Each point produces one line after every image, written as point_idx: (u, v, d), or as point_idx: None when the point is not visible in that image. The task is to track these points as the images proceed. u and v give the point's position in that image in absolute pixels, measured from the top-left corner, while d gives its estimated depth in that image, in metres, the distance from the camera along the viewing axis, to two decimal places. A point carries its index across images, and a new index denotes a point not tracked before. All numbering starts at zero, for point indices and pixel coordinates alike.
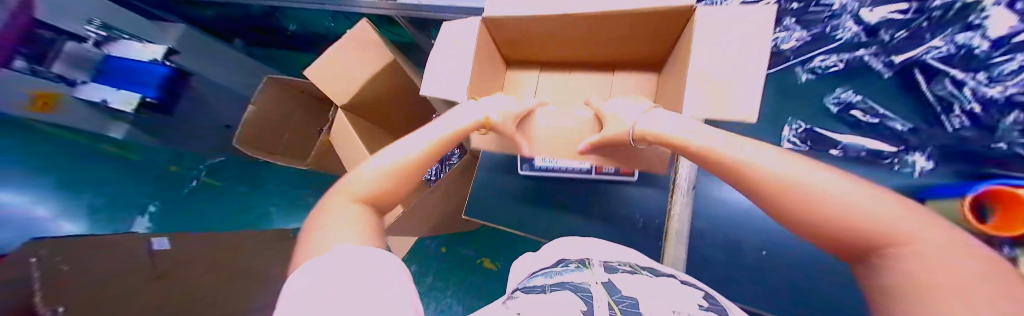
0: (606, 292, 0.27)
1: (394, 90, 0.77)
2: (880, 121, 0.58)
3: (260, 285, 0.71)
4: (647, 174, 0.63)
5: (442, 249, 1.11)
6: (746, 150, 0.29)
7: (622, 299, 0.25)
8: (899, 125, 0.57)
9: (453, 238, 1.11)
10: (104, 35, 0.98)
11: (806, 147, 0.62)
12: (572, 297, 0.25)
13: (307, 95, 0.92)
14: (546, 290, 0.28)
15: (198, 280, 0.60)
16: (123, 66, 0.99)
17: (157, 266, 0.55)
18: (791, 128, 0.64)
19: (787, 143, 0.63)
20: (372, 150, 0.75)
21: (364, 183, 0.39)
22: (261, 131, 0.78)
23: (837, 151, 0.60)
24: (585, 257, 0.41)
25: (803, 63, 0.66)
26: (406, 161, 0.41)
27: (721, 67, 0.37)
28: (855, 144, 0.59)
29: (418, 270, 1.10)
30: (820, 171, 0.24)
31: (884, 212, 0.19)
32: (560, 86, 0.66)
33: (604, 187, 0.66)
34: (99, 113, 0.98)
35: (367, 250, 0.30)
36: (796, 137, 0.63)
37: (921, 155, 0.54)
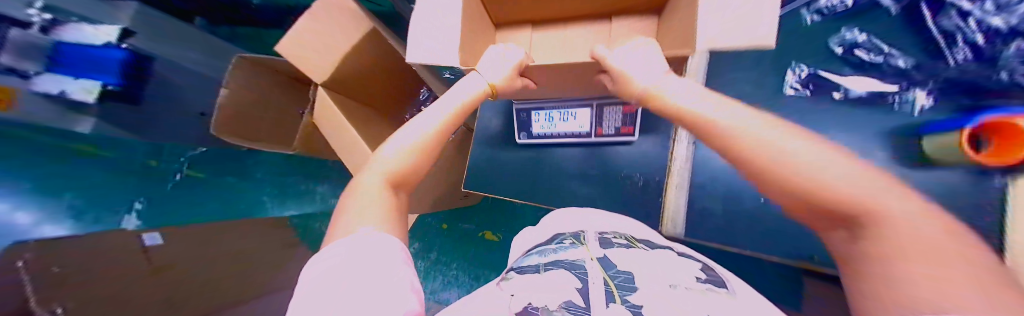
0: (599, 265, 0.25)
1: (382, 60, 0.70)
2: (883, 59, 0.52)
3: (256, 286, 0.73)
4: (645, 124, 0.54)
5: (443, 226, 1.05)
6: (731, 112, 0.26)
7: (618, 274, 0.23)
8: (900, 61, 0.51)
9: (453, 214, 1.05)
10: (52, 18, 0.60)
11: (809, 92, 0.55)
12: (567, 277, 0.23)
13: (282, 74, 0.87)
14: (539, 270, 0.25)
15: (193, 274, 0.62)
16: (83, 57, 0.62)
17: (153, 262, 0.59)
18: (795, 72, 0.56)
19: (788, 89, 0.56)
20: (365, 132, 0.65)
21: (385, 162, 0.34)
22: (241, 114, 0.76)
23: (839, 94, 0.53)
24: (580, 230, 0.38)
25: (809, 4, 0.60)
26: (415, 148, 0.35)
27: (731, 33, 0.33)
28: (858, 87, 0.52)
29: (420, 246, 1.05)
30: (792, 138, 0.22)
31: (871, 186, 0.17)
32: (558, 43, 0.59)
33: (603, 153, 0.56)
34: (57, 107, 0.62)
35: (386, 237, 0.27)
36: (799, 82, 0.56)
37: (922, 91, 0.48)
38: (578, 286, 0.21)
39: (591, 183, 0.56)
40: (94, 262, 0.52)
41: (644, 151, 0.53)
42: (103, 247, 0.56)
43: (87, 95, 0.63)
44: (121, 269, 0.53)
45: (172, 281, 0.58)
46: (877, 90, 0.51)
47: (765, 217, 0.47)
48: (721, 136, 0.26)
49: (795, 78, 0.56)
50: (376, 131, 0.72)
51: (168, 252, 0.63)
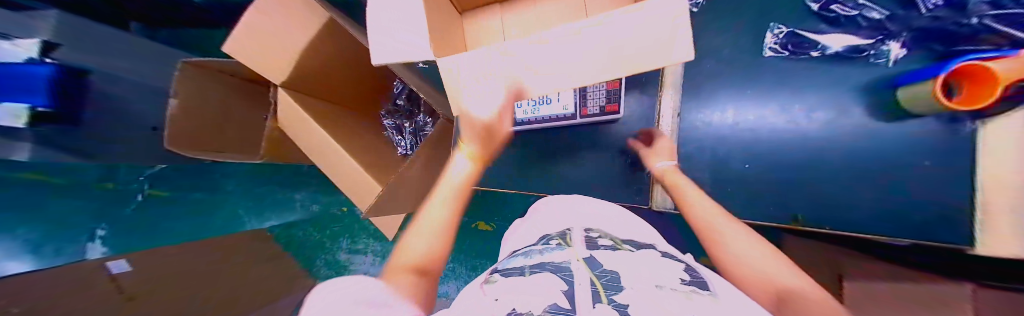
0: (587, 266, 0.23)
1: (339, 52, 0.61)
2: (858, 12, 0.36)
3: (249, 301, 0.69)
4: (633, 96, 0.47)
5: None
6: (705, 206, 0.32)
7: (604, 274, 0.21)
8: (876, 14, 0.36)
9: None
10: None
11: (790, 54, 0.40)
12: (553, 280, 0.20)
13: (235, 77, 0.78)
14: (525, 272, 0.23)
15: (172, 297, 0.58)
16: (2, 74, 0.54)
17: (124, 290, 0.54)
18: (774, 33, 0.40)
19: (766, 51, 0.41)
20: (337, 132, 0.59)
21: (418, 245, 0.29)
22: (197, 127, 0.67)
23: (817, 52, 0.38)
24: (565, 228, 0.36)
25: None
26: (442, 221, 0.31)
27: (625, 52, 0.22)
28: (844, 40, 0.37)
29: None
30: (747, 235, 0.27)
31: (773, 268, 0.23)
32: (522, 20, 0.49)
33: (591, 133, 0.50)
34: None
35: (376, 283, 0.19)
36: (779, 43, 0.40)
37: (896, 43, 0.35)
38: (564, 288, 0.19)
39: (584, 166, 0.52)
40: (61, 297, 0.47)
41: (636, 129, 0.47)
42: (58, 286, 0.49)
43: (15, 120, 0.55)
44: (100, 300, 0.49)
45: (162, 306, 0.55)
46: (853, 43, 0.37)
47: None
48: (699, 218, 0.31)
49: (771, 39, 0.40)
50: (351, 132, 0.66)
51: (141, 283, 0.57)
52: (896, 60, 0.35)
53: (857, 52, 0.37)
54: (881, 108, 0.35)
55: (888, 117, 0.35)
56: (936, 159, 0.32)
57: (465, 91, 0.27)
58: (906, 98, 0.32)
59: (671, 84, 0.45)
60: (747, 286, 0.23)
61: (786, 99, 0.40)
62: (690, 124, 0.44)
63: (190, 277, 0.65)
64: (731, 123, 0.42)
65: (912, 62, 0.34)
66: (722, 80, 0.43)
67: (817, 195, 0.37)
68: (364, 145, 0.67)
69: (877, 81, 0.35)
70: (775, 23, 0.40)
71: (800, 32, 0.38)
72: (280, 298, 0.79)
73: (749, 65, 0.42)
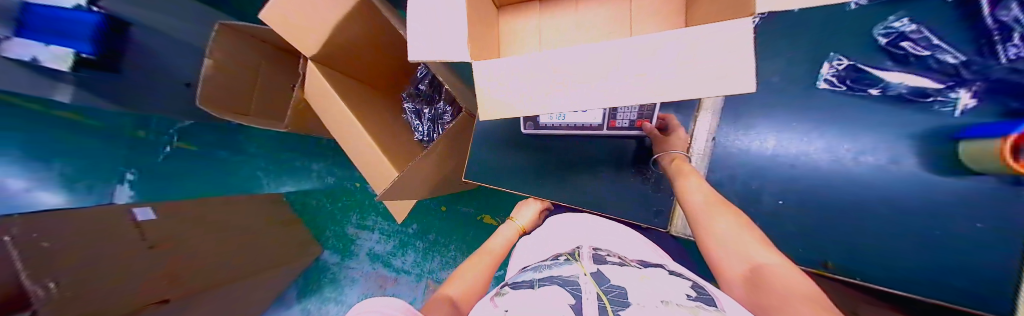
0: (593, 281, 0.23)
1: (368, 33, 0.61)
2: (931, 52, 0.34)
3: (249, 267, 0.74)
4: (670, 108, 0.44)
5: (443, 208, 1.04)
6: (712, 208, 0.33)
7: (611, 290, 0.21)
8: (951, 57, 0.33)
9: (454, 196, 1.04)
10: None
11: (845, 88, 0.37)
12: (561, 293, 0.20)
13: (268, 45, 0.81)
14: (534, 286, 0.23)
15: (185, 249, 0.65)
16: (49, 17, 0.60)
17: (146, 239, 0.60)
18: (833, 65, 0.37)
19: (820, 82, 0.38)
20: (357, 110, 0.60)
21: (482, 260, 0.48)
22: (225, 88, 0.69)
23: (876, 90, 0.36)
24: (576, 244, 0.36)
25: None
26: (495, 250, 0.52)
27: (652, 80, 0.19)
28: (911, 82, 0.34)
29: (420, 228, 1.05)
30: (745, 233, 0.30)
31: (770, 262, 0.26)
32: (561, 23, 0.47)
33: (617, 145, 0.46)
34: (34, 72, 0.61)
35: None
36: (836, 75, 0.37)
37: (967, 91, 0.32)
38: (571, 302, 0.19)
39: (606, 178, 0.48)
40: (99, 237, 0.55)
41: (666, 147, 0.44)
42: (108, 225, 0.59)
43: (60, 63, 0.61)
44: (122, 248, 0.56)
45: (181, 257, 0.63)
46: (920, 85, 0.34)
47: None
48: (697, 214, 0.34)
49: (828, 70, 0.37)
50: (370, 111, 0.67)
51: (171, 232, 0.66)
52: (964, 110, 0.32)
53: (925, 96, 0.34)
54: (937, 162, 0.33)
55: (942, 170, 0.33)
56: (989, 222, 0.31)
57: (488, 86, 0.25)
58: (968, 155, 0.29)
59: (708, 105, 0.42)
60: (747, 276, 0.27)
61: (832, 138, 0.37)
62: (724, 150, 0.41)
63: (213, 233, 0.73)
64: (769, 150, 0.39)
65: (980, 115, 0.32)
66: (770, 108, 0.39)
67: (854, 242, 0.35)
68: (384, 127, 0.68)
69: (937, 131, 0.33)
70: (836, 54, 0.37)
71: (868, 69, 0.36)
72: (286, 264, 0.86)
73: (801, 96, 0.38)
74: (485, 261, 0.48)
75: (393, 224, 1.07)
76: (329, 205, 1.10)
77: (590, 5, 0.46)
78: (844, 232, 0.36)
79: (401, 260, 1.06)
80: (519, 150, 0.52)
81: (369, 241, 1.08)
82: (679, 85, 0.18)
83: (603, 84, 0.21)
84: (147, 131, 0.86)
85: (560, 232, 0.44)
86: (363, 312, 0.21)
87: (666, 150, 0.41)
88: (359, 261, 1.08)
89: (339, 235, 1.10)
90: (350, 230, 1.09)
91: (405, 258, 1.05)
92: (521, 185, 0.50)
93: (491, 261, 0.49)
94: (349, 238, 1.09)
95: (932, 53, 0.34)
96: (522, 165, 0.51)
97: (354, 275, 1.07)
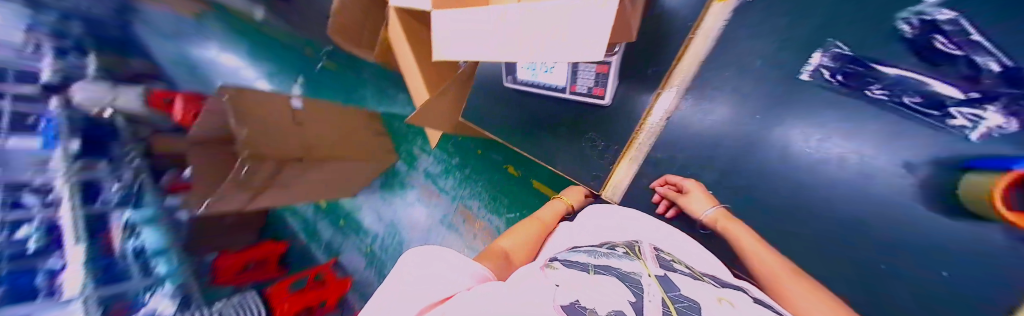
0: (660, 288, 0.21)
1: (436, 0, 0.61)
2: (965, 52, 0.21)
3: (320, 174, 0.86)
4: (652, 67, 0.38)
5: (478, 152, 1.08)
6: None
7: (679, 299, 0.19)
8: (992, 61, 0.19)
9: (491, 143, 1.06)
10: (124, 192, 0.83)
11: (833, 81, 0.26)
12: (619, 288, 0.21)
13: None
14: (586, 270, 0.24)
15: (308, 136, 0.84)
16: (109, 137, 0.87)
17: (290, 119, 0.81)
18: (826, 53, 0.26)
19: (805, 74, 0.27)
20: (416, 55, 0.77)
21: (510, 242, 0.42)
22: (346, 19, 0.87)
23: (877, 93, 0.24)
24: (633, 239, 0.32)
25: None
26: (540, 224, 0.50)
27: (557, 43, 0.28)
28: (916, 80, 0.22)
29: (458, 162, 1.11)
30: None
31: None
32: None
33: (578, 114, 0.44)
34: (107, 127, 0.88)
35: (435, 253, 0.27)
36: (830, 65, 0.26)
37: (997, 110, 0.19)
38: (631, 299, 0.19)
39: (577, 148, 0.45)
40: (269, 105, 0.77)
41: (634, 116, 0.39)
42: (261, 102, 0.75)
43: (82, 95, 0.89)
44: (275, 121, 0.77)
45: (262, 171, 0.69)
46: (940, 92, 0.21)
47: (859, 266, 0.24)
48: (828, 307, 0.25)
49: (819, 59, 0.27)
50: (426, 59, 0.80)
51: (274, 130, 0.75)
52: (982, 135, 0.19)
53: (936, 109, 0.21)
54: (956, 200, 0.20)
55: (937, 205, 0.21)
56: None
57: (453, 37, 0.38)
58: (968, 198, 0.19)
59: (677, 80, 0.36)
60: None
61: (769, 123, 0.29)
62: (685, 121, 0.36)
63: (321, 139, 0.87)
64: (710, 124, 0.34)
65: (1003, 144, 0.18)
66: (747, 98, 0.31)
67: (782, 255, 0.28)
68: (436, 73, 0.83)
69: (939, 157, 0.20)
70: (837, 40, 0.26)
71: (875, 66, 0.24)
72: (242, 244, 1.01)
73: (764, 91, 0.30)
74: (534, 227, 0.48)
75: (194, 284, 0.79)
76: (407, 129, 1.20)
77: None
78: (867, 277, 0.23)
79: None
80: (505, 106, 0.53)
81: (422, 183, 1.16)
82: (575, 47, 0.27)
83: (539, 44, 0.30)
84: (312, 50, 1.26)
85: (588, 226, 0.39)
86: (428, 258, 0.26)
87: (683, 202, 0.35)
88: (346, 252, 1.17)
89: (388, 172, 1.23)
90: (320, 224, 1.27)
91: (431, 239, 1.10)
92: (508, 138, 0.52)
93: (537, 231, 0.47)
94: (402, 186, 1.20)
95: (967, 55, 0.21)
96: (510, 122, 0.52)
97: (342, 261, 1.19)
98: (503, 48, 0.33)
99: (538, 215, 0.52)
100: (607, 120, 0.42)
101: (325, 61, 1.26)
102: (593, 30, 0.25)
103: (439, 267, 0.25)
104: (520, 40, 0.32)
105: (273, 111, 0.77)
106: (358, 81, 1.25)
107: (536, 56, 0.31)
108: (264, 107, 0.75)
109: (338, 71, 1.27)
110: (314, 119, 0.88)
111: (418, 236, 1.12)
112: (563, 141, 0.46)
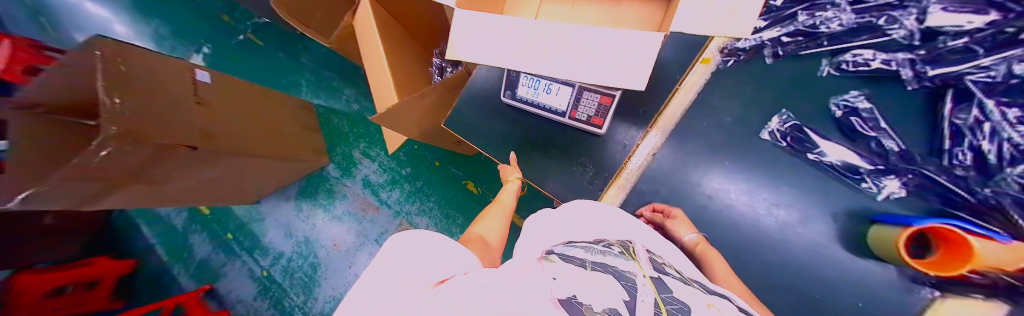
0: (653, 287, 0.16)
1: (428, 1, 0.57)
2: (875, 134, 0.31)
3: (212, 165, 0.66)
4: (643, 107, 0.40)
5: (435, 164, 0.99)
6: None
7: (670, 301, 0.14)
8: (892, 144, 0.30)
9: (453, 155, 0.99)
10: None
11: (784, 143, 0.34)
12: (609, 283, 0.15)
13: None
14: (582, 265, 0.18)
15: (220, 118, 0.65)
16: None
17: (198, 93, 0.61)
18: (778, 122, 0.35)
19: (765, 133, 0.35)
20: (388, 48, 0.68)
21: (493, 231, 0.38)
22: None
23: (816, 157, 0.32)
24: (626, 239, 0.27)
25: (835, 56, 0.35)
26: (504, 207, 0.46)
27: (588, 63, 0.27)
28: (836, 153, 0.32)
29: (409, 173, 1.00)
30: None
31: None
32: (554, 11, 0.45)
33: (571, 137, 0.45)
34: None
35: (423, 236, 0.18)
36: (780, 131, 0.34)
37: (896, 179, 0.29)
38: (625, 298, 0.13)
39: (563, 171, 0.44)
40: (164, 70, 0.56)
41: (625, 146, 0.41)
42: (149, 69, 0.52)
43: None
44: (177, 92, 0.57)
45: (131, 157, 0.49)
46: (853, 163, 0.31)
47: (796, 279, 0.31)
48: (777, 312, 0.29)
49: (775, 124, 0.35)
50: (400, 56, 0.73)
51: (166, 113, 0.53)
52: (887, 197, 0.29)
53: (856, 174, 0.31)
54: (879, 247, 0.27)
55: (854, 247, 0.30)
56: None
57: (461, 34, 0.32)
58: (875, 242, 0.27)
59: (662, 123, 0.40)
60: None
61: (735, 168, 0.36)
62: (670, 160, 0.39)
63: (237, 123, 0.69)
64: (687, 164, 0.38)
65: (898, 208, 0.29)
66: (719, 146, 0.37)
67: (753, 280, 0.32)
68: (409, 76, 0.76)
69: (852, 212, 0.30)
70: (783, 111, 0.35)
71: (812, 135, 0.33)
72: (53, 258, 0.74)
73: (730, 146, 0.36)
74: (501, 213, 0.44)
75: None
76: (346, 128, 1.04)
77: (585, 8, 0.43)
78: (810, 294, 0.30)
79: (298, 294, 0.92)
80: (494, 118, 0.51)
81: (355, 194, 1.00)
82: (609, 73, 0.26)
83: (554, 49, 0.28)
84: (232, 18, 1.02)
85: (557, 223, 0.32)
86: (420, 241, 0.17)
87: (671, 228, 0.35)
88: (228, 277, 0.93)
89: (318, 175, 1.02)
90: (191, 239, 0.95)
91: (355, 261, 0.94)
92: (493, 152, 0.50)
93: (506, 215, 0.44)
94: (328, 196, 1.00)
95: (876, 136, 0.31)
96: (498, 137, 0.50)
97: (221, 289, 0.92)
98: (525, 56, 0.30)
99: (499, 200, 0.47)
100: (595, 148, 0.43)
101: (250, 33, 1.04)
102: (634, 56, 0.25)
103: (423, 255, 0.15)
104: (544, 52, 0.29)
105: (164, 82, 0.54)
106: (294, 65, 1.05)
107: (565, 74, 0.29)
108: (153, 77, 0.52)
109: (264, 47, 1.04)
110: (229, 96, 0.69)
111: (339, 256, 0.95)
112: (549, 162, 0.46)
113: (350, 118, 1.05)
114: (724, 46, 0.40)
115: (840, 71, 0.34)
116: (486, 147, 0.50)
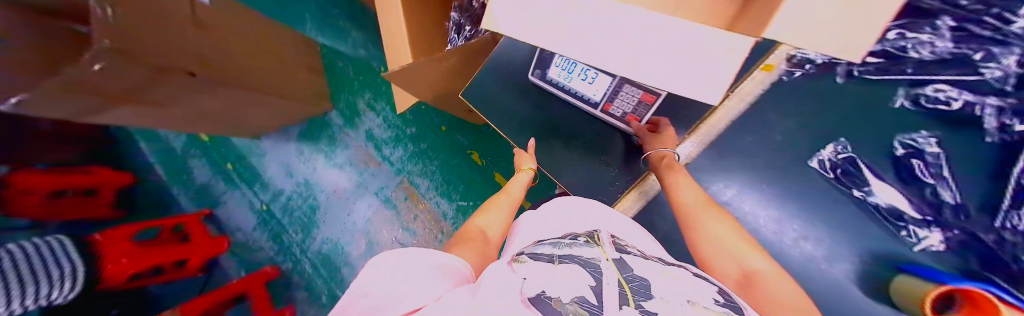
0: (615, 266, 0.16)
1: None
2: (933, 182, 0.29)
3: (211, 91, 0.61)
4: (687, 112, 0.38)
5: (442, 129, 0.97)
6: None
7: (632, 278, 0.14)
8: (948, 195, 0.28)
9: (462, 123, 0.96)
10: None
11: (831, 174, 0.32)
12: (578, 273, 0.14)
13: None
14: (550, 261, 0.17)
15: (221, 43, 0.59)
16: None
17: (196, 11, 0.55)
18: (830, 153, 0.32)
19: (814, 161, 0.33)
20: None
21: (495, 224, 0.38)
22: None
23: (861, 194, 0.31)
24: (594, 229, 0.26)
25: (915, 88, 0.31)
26: (511, 198, 0.45)
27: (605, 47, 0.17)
28: (883, 193, 0.30)
29: (416, 134, 0.97)
30: None
31: None
32: None
33: (600, 132, 0.42)
34: None
35: (411, 255, 0.19)
36: (830, 162, 0.32)
37: (940, 233, 0.29)
38: (591, 283, 0.13)
39: (583, 167, 0.43)
40: None
41: None
42: None
43: None
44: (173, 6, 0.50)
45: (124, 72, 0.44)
46: (899, 206, 0.30)
47: None
48: None
49: (828, 153, 0.32)
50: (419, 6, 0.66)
51: (163, 30, 0.47)
52: (924, 249, 0.29)
53: (900, 220, 0.30)
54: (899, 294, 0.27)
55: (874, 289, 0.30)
56: None
57: None
58: (897, 292, 0.27)
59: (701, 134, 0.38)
60: None
61: (772, 191, 0.34)
62: (703, 172, 0.37)
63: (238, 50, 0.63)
64: (720, 179, 0.36)
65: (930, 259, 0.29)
66: (761, 167, 0.35)
67: None
68: (425, 31, 0.69)
69: (881, 256, 0.30)
70: (841, 141, 0.32)
71: (865, 171, 0.31)
72: (50, 161, 0.70)
73: (772, 168, 0.34)
74: (504, 204, 0.43)
75: None
76: (353, 76, 0.99)
77: None
78: None
79: (298, 232, 0.95)
80: (520, 96, 0.47)
81: (358, 146, 0.98)
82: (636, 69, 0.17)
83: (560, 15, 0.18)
84: None
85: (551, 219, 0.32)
86: (411, 261, 0.18)
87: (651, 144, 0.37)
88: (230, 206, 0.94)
89: (323, 123, 0.99)
90: (191, 164, 0.94)
91: (355, 211, 0.96)
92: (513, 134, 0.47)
93: (511, 207, 0.43)
94: (331, 144, 0.99)
95: (934, 184, 0.29)
96: (521, 118, 0.47)
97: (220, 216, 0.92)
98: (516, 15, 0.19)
99: (507, 191, 0.46)
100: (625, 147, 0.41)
101: None
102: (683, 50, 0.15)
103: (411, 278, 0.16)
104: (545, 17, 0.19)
105: None
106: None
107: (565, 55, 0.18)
108: None
109: None
110: (229, 17, 0.62)
111: (340, 203, 0.96)
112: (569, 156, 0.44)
113: (357, 64, 0.99)
114: (792, 54, 0.35)
115: (914, 105, 0.31)
116: (506, 128, 0.47)
